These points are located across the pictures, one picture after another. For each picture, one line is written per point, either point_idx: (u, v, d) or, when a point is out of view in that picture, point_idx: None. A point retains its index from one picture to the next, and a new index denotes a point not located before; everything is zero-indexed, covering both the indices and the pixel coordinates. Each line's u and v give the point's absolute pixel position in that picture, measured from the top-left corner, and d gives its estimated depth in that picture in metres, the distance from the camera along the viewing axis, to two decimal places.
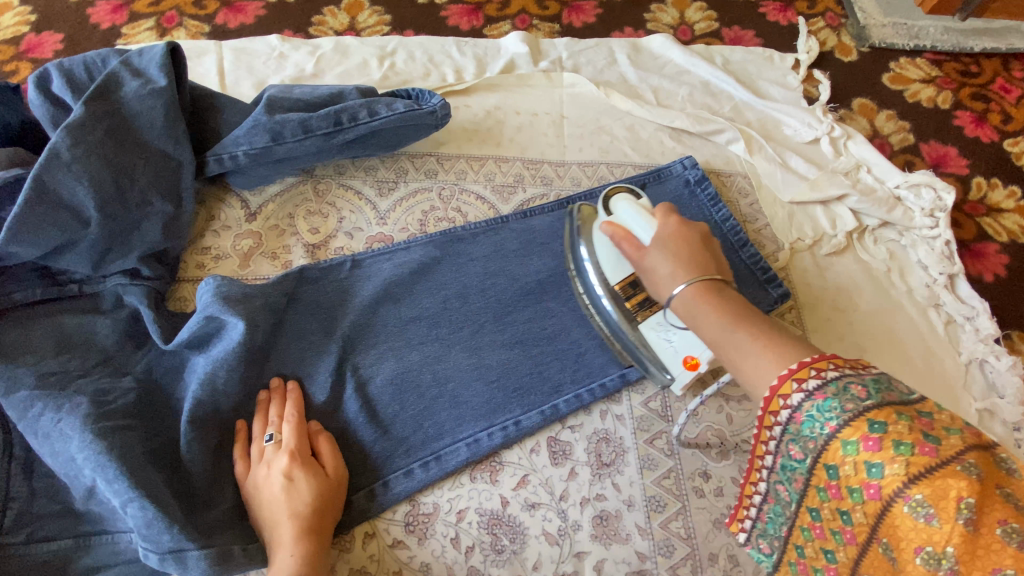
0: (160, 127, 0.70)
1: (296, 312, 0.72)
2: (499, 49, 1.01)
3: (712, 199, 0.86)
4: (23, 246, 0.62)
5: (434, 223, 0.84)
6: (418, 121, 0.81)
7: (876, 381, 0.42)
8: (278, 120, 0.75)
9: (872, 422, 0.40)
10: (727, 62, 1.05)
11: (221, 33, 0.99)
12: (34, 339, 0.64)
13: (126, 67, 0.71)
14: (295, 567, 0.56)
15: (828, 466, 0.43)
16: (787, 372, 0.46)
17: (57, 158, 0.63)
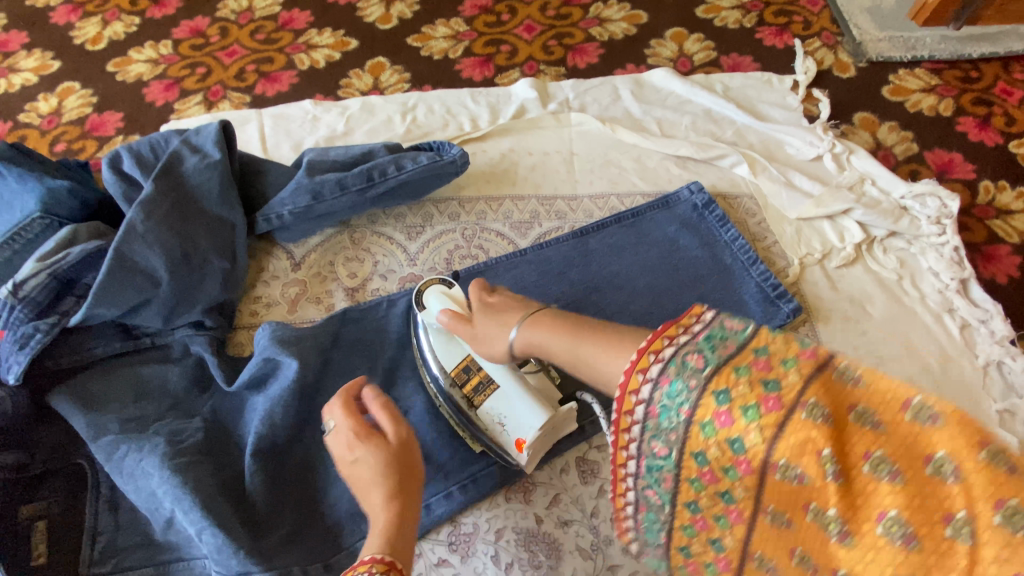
0: (217, 196, 0.80)
1: (341, 350, 0.79)
2: (510, 96, 1.09)
3: (720, 220, 0.91)
4: (107, 307, 0.71)
5: (459, 261, 0.92)
6: (441, 171, 0.90)
7: (708, 340, 0.43)
8: (317, 181, 0.84)
9: (716, 395, 0.40)
10: (727, 88, 1.10)
11: (261, 101, 1.11)
12: (115, 389, 0.73)
13: (185, 145, 0.81)
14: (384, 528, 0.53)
15: (696, 454, 0.42)
16: (631, 364, 0.46)
17: (133, 231, 0.73)
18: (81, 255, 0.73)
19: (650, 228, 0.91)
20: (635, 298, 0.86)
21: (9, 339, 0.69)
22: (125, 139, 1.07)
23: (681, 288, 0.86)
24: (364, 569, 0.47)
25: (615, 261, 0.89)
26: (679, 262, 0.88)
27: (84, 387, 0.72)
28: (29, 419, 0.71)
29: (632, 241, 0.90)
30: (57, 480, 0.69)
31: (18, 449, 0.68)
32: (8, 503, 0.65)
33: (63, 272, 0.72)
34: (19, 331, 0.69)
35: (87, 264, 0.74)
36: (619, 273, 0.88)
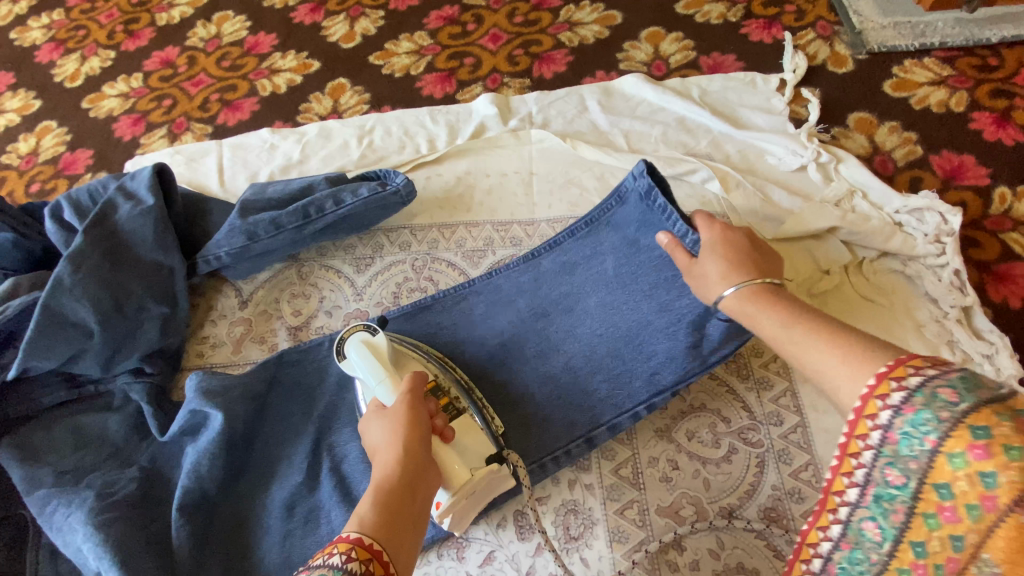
0: (151, 241, 0.79)
1: (278, 395, 0.78)
2: (470, 113, 1.04)
3: (665, 210, 0.73)
4: (41, 359, 0.72)
5: (407, 294, 0.88)
6: (382, 203, 0.86)
7: (964, 379, 0.39)
8: (251, 222, 0.82)
9: (975, 429, 0.36)
10: (704, 93, 1.02)
11: (222, 132, 1.10)
12: (59, 437, 0.74)
13: (121, 193, 0.81)
14: (375, 498, 0.51)
15: (939, 485, 0.38)
16: (884, 371, 0.43)
17: (61, 285, 0.73)
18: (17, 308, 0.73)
19: (605, 236, 0.80)
20: (586, 330, 0.76)
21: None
22: (93, 177, 1.09)
23: (642, 300, 0.74)
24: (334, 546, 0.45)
25: (567, 282, 0.80)
26: (638, 275, 0.75)
27: (26, 439, 0.73)
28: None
29: (614, 246, 0.79)
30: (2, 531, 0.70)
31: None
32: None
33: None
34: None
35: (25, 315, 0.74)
36: (569, 295, 0.79)
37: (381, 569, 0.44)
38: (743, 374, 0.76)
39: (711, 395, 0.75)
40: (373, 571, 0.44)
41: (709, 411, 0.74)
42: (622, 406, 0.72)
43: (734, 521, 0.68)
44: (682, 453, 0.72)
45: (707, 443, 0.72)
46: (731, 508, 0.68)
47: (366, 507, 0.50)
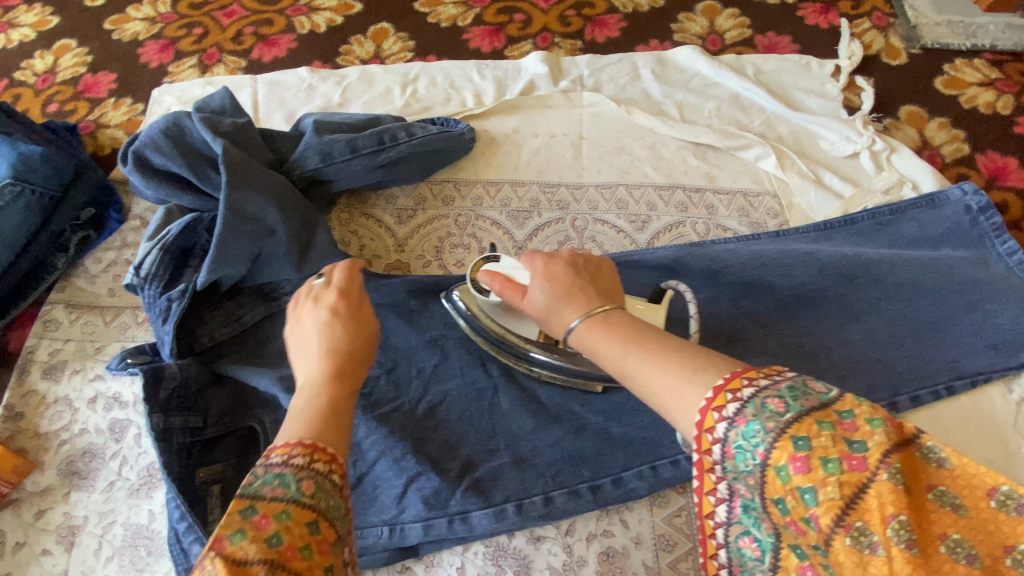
0: (263, 147, 0.78)
1: None
2: (519, 70, 1.01)
3: (998, 228, 0.79)
4: (233, 266, 0.69)
5: (449, 250, 0.87)
6: (451, 143, 0.88)
7: (792, 388, 0.37)
8: (326, 141, 0.78)
9: (797, 440, 0.35)
10: (759, 72, 1.00)
11: (257, 67, 1.06)
12: (287, 346, 0.73)
13: (194, 112, 0.77)
14: (317, 401, 0.46)
15: (775, 501, 0.36)
16: (705, 402, 0.39)
17: (234, 183, 0.70)
18: (181, 227, 0.71)
19: (883, 237, 0.81)
20: (740, 318, 0.76)
21: (157, 316, 0.69)
22: (117, 102, 1.03)
23: (879, 301, 0.76)
24: (284, 450, 0.41)
25: (767, 248, 0.80)
26: (940, 284, 0.76)
27: (257, 355, 0.72)
28: (203, 384, 0.69)
29: (880, 240, 0.81)
30: (227, 441, 0.68)
31: (188, 411, 0.67)
32: (185, 467, 0.65)
33: (172, 244, 0.71)
34: (158, 305, 0.69)
35: (191, 232, 0.72)
36: (759, 267, 0.78)
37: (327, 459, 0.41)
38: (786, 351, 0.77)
39: None
40: (322, 471, 0.41)
41: None
42: None
43: None
44: None
45: None
46: None
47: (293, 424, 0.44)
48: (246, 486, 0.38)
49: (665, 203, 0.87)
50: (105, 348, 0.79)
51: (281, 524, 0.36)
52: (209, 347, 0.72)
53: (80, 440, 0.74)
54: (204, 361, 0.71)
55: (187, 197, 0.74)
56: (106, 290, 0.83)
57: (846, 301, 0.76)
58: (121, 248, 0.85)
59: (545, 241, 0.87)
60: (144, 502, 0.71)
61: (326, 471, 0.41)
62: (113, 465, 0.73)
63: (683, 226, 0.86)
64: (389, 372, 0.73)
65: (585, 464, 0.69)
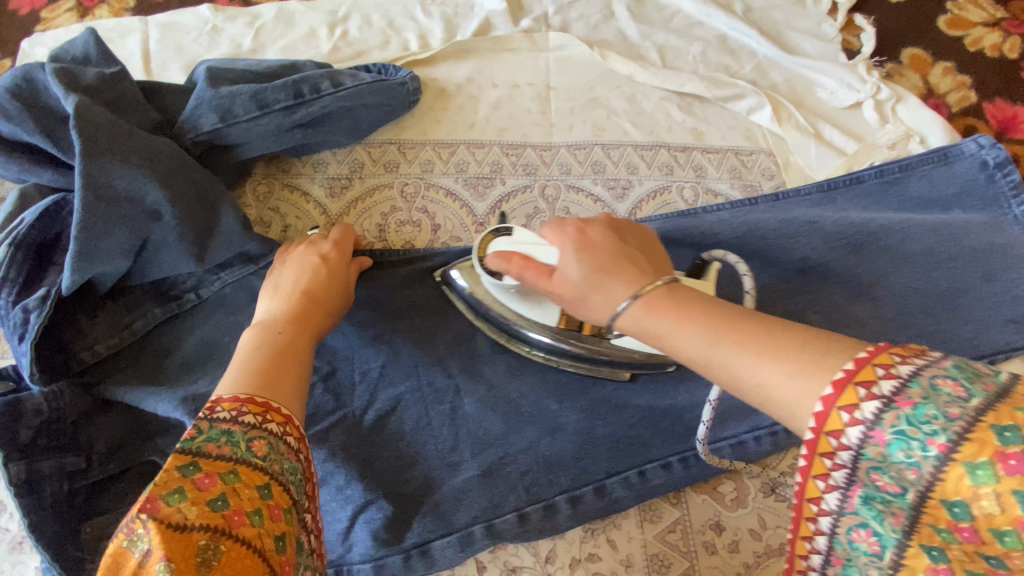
0: (141, 103, 0.61)
1: (226, 341, 0.60)
2: (472, 7, 0.84)
3: (1015, 188, 0.71)
4: (103, 260, 0.54)
5: (396, 227, 0.72)
6: (389, 95, 0.72)
7: (960, 367, 0.30)
8: (224, 95, 0.62)
9: (1001, 431, 0.27)
10: (748, 9, 0.87)
11: (148, 6, 0.85)
12: (194, 357, 0.59)
13: (47, 61, 0.59)
14: (263, 337, 0.47)
15: (949, 504, 0.28)
16: (845, 377, 0.31)
17: (92, 148, 0.52)
18: (37, 213, 0.54)
19: (892, 198, 0.72)
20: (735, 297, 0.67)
21: (14, 332, 0.53)
22: None
23: (887, 274, 0.68)
24: (230, 407, 0.38)
25: (765, 215, 0.70)
26: (956, 252, 0.68)
27: (156, 371, 0.58)
28: (86, 412, 0.55)
29: (887, 202, 0.72)
30: (125, 482, 0.55)
31: (69, 449, 0.53)
32: (67, 521, 0.51)
33: (26, 237, 0.54)
34: (10, 318, 0.52)
35: (52, 218, 0.55)
36: (757, 237, 0.68)
37: (281, 420, 0.39)
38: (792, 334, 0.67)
39: None
40: (273, 421, 0.39)
41: None
42: None
43: (777, 498, 0.60)
44: None
45: None
46: (773, 483, 0.61)
47: (235, 371, 0.42)
48: (190, 440, 0.35)
49: (647, 164, 0.75)
50: None
51: (227, 487, 0.33)
52: (91, 365, 0.56)
53: None
54: (87, 384, 0.56)
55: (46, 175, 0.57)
56: None
57: (851, 274, 0.68)
58: None
59: (511, 213, 0.73)
60: (28, 557, 0.57)
61: (262, 421, 0.38)
62: None
63: (668, 192, 0.74)
64: (326, 382, 0.61)
65: (563, 472, 0.59)
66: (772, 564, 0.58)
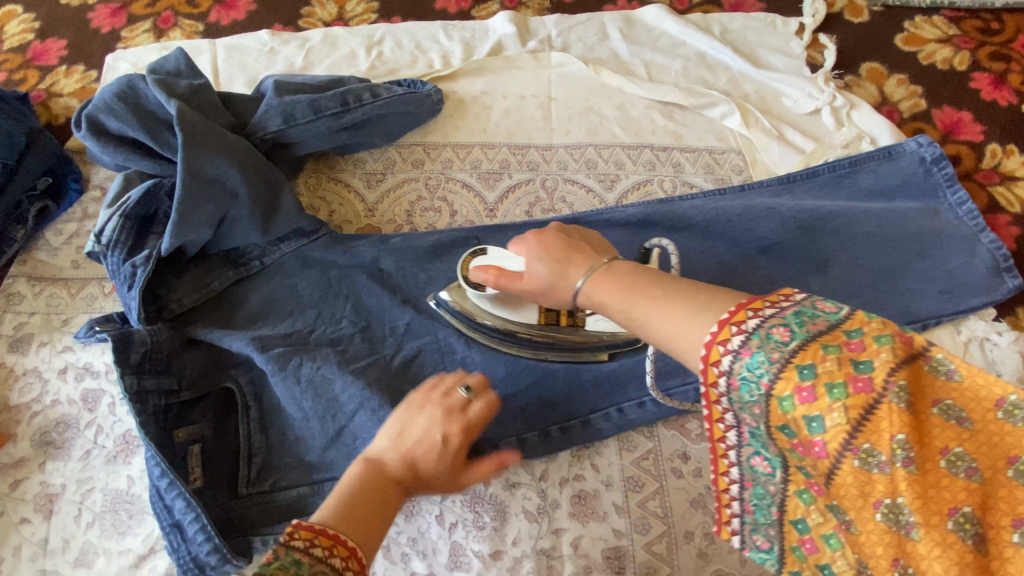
0: (221, 108, 0.76)
1: (285, 298, 0.75)
2: (486, 31, 0.99)
3: (950, 179, 0.83)
4: (192, 228, 0.68)
5: (421, 213, 0.87)
6: (417, 105, 0.87)
7: (796, 313, 0.36)
8: (288, 102, 0.77)
9: (801, 369, 0.34)
10: (725, 30, 1.00)
11: (215, 31, 1.02)
12: (259, 309, 0.74)
13: (148, 74, 0.74)
14: (352, 483, 0.51)
15: (781, 428, 0.36)
16: (711, 336, 0.38)
17: (191, 144, 0.68)
18: (140, 192, 0.69)
19: (842, 189, 0.84)
20: (705, 270, 0.80)
21: (123, 283, 0.69)
22: (69, 70, 0.99)
23: (838, 251, 0.80)
24: (307, 536, 0.42)
25: (729, 203, 0.83)
26: (895, 234, 0.80)
27: (229, 319, 0.73)
28: (175, 347, 0.69)
29: (839, 193, 0.84)
30: (205, 403, 0.70)
31: (163, 373, 0.67)
32: (164, 428, 0.66)
33: (133, 210, 0.69)
34: (123, 272, 0.68)
35: (151, 197, 0.71)
36: (724, 220, 0.81)
37: (345, 554, 0.43)
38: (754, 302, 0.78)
39: None
40: (339, 555, 0.43)
41: None
42: None
43: None
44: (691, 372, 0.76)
45: None
46: None
47: (330, 507, 0.48)
48: (264, 567, 0.38)
49: (633, 161, 0.89)
50: (72, 320, 0.78)
51: None
52: (178, 313, 0.71)
53: (53, 411, 0.74)
54: (175, 326, 0.71)
55: (146, 162, 0.72)
56: (69, 262, 0.81)
57: (806, 251, 0.80)
58: (81, 218, 0.83)
59: (516, 202, 0.87)
60: (122, 468, 0.71)
61: (344, 564, 0.42)
62: (88, 433, 0.73)
63: (650, 185, 0.87)
64: (363, 333, 0.74)
65: (554, 408, 0.73)
66: None
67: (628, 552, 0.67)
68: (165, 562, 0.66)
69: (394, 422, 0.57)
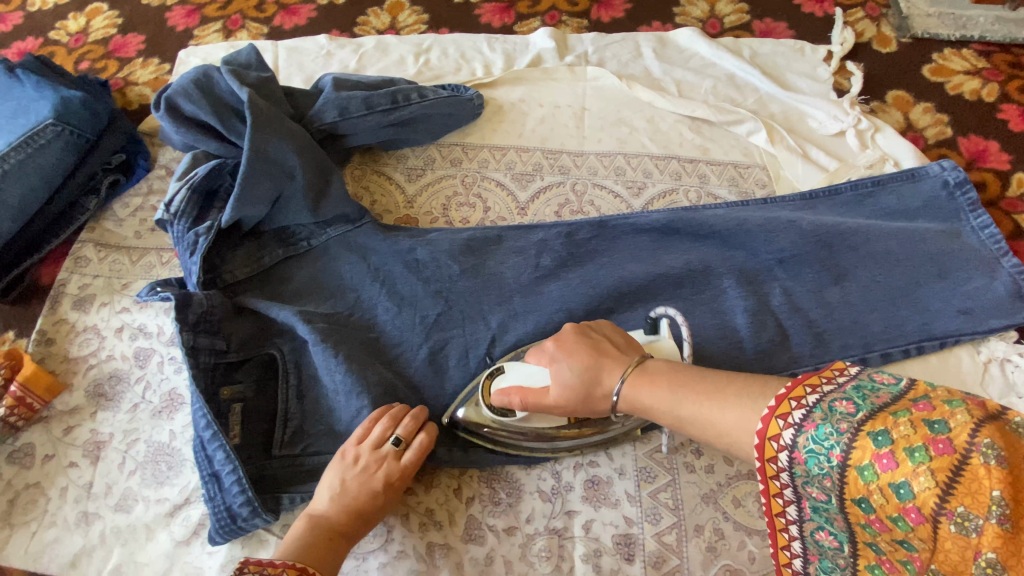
0: (283, 99, 0.83)
1: (327, 278, 0.80)
2: (527, 45, 1.06)
3: (972, 204, 0.84)
4: (252, 205, 0.75)
5: (456, 208, 0.92)
6: (460, 108, 0.93)
7: (858, 390, 0.43)
8: (344, 97, 0.84)
9: (875, 436, 0.39)
10: (755, 54, 1.05)
11: (278, 34, 1.11)
12: (303, 288, 0.79)
13: (223, 65, 0.81)
14: (302, 533, 0.62)
15: (858, 501, 0.41)
16: (769, 411, 0.46)
17: (258, 129, 0.75)
18: (207, 169, 0.76)
19: (864, 208, 0.87)
20: (725, 277, 0.83)
21: (185, 249, 0.75)
22: (144, 62, 1.08)
23: (857, 267, 0.82)
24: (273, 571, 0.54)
25: (751, 213, 0.86)
26: (914, 253, 0.82)
27: (276, 294, 0.78)
28: (227, 313, 0.75)
29: (860, 211, 0.87)
30: (248, 367, 0.74)
31: (214, 335, 0.72)
32: (210, 385, 0.71)
33: (200, 184, 0.76)
34: (185, 239, 0.74)
35: (216, 174, 0.77)
36: (747, 229, 0.84)
37: None
38: (773, 311, 0.81)
39: (741, 326, 0.80)
40: None
41: (738, 339, 0.80)
42: (739, 360, 0.79)
43: None
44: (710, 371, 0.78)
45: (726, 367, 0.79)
46: None
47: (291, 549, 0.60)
48: None
49: (660, 171, 0.93)
50: (132, 285, 0.84)
51: None
52: (231, 283, 0.77)
53: (106, 365, 0.79)
54: (227, 293, 0.76)
55: (213, 142, 0.79)
56: (132, 232, 0.88)
57: (825, 265, 0.82)
58: (145, 193, 0.90)
59: (547, 203, 0.92)
60: (165, 422, 0.76)
61: None
62: (136, 388, 0.78)
63: (676, 193, 0.91)
64: (395, 319, 0.79)
65: None
66: (740, 484, 0.71)
67: (636, 539, 0.68)
68: (198, 513, 0.71)
69: (329, 479, 0.65)
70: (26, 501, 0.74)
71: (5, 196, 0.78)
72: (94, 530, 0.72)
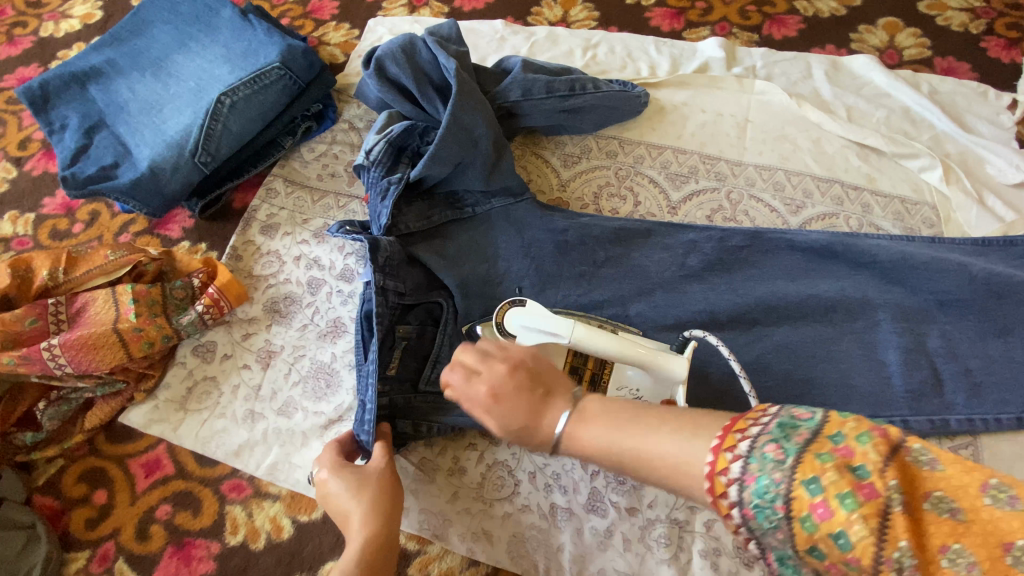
0: (475, 75, 0.90)
1: (485, 242, 0.86)
2: (695, 51, 1.07)
3: None
4: (439, 165, 0.81)
5: (606, 198, 0.95)
6: (628, 104, 0.97)
7: (781, 427, 0.38)
8: (529, 78, 0.90)
9: (809, 485, 0.36)
10: (934, 91, 1.01)
11: (457, 14, 1.19)
12: (463, 248, 0.85)
13: (427, 36, 0.89)
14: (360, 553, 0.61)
15: (810, 550, 0.37)
16: (710, 465, 0.39)
17: (457, 99, 0.82)
18: (403, 127, 0.84)
19: None
20: (879, 309, 0.80)
21: (376, 195, 0.84)
22: (337, 25, 1.20)
23: None
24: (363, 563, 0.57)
25: (918, 249, 0.83)
26: None
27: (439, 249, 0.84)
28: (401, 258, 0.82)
29: None
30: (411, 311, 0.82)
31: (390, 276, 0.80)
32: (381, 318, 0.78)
33: (395, 140, 0.84)
34: (378, 185, 0.83)
35: (408, 134, 0.85)
36: (912, 264, 0.81)
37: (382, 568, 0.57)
38: (927, 353, 0.78)
39: (890, 360, 0.78)
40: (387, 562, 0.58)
41: (885, 373, 0.78)
42: (885, 395, 0.77)
43: None
44: (853, 399, 0.78)
45: (868, 398, 0.77)
46: None
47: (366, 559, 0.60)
48: None
49: (821, 193, 0.92)
50: (310, 220, 0.94)
51: None
52: (404, 234, 0.84)
53: (283, 287, 0.89)
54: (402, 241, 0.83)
55: (408, 103, 0.87)
56: (316, 174, 0.98)
57: (991, 316, 0.78)
58: (330, 141, 1.00)
59: (698, 206, 0.93)
60: (328, 345, 0.84)
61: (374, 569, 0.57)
62: (306, 311, 0.87)
63: (836, 217, 0.90)
64: (541, 294, 0.84)
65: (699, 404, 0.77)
66: None
67: None
68: None
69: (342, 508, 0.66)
70: (201, 391, 0.84)
71: (230, 125, 0.89)
72: (257, 428, 0.81)
